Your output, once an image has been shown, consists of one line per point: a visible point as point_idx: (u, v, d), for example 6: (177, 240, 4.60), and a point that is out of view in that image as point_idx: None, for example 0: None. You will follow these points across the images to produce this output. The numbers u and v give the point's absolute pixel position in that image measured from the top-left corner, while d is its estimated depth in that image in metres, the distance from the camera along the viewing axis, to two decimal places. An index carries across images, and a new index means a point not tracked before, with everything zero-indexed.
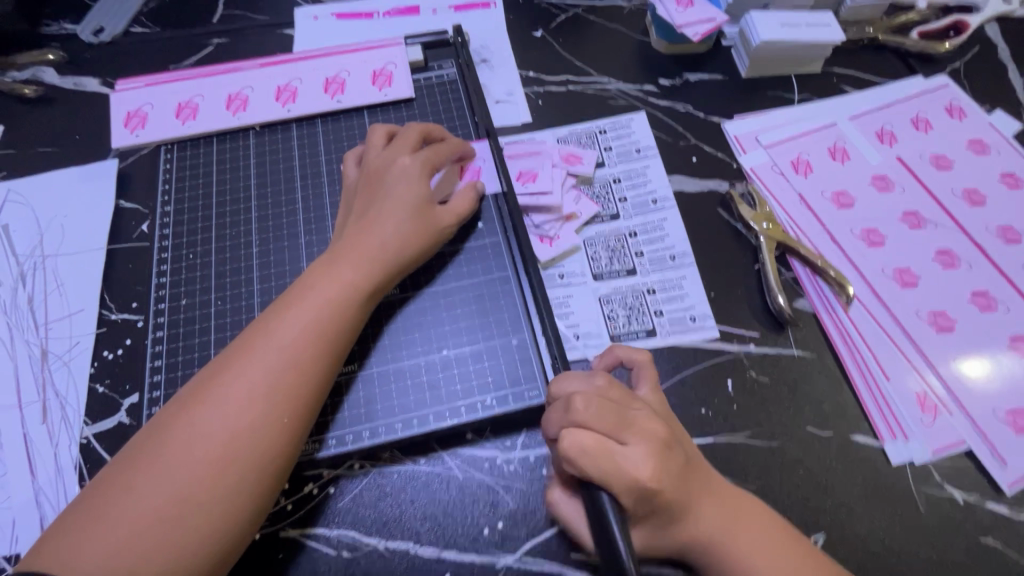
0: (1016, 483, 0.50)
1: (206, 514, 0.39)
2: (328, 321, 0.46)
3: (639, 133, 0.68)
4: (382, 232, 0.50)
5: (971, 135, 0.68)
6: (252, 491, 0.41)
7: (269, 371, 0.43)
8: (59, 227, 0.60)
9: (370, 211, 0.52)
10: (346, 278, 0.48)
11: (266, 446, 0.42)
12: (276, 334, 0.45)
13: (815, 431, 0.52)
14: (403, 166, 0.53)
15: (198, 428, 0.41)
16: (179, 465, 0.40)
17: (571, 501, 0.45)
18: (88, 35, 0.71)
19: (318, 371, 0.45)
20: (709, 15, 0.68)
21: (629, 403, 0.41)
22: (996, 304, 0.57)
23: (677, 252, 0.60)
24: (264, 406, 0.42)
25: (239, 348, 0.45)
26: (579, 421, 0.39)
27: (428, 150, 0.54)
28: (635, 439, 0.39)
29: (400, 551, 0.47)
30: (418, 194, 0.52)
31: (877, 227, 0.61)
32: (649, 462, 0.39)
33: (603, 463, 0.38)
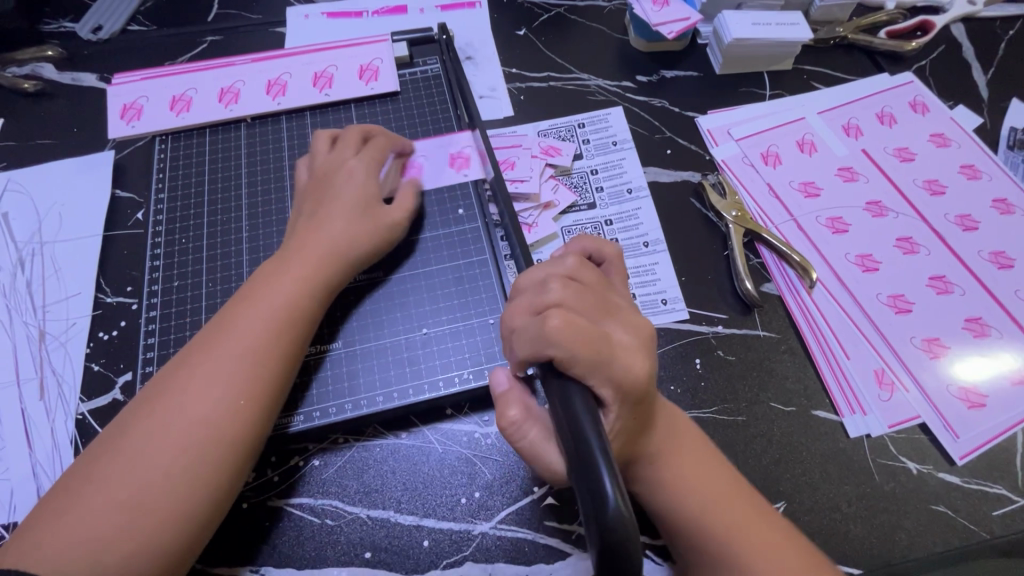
0: (967, 454, 0.53)
1: (180, 499, 0.41)
2: (285, 313, 0.49)
3: (616, 126, 0.70)
4: (331, 228, 0.53)
5: (933, 129, 0.71)
6: (224, 472, 0.43)
7: (230, 362, 0.46)
8: (57, 214, 0.63)
9: (320, 210, 0.54)
10: (300, 273, 0.50)
11: (232, 430, 0.44)
12: (232, 327, 0.47)
13: (779, 407, 0.55)
14: (350, 167, 0.56)
15: (162, 421, 0.43)
16: (143, 455, 0.42)
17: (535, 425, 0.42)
18: (87, 32, 0.73)
19: (280, 359, 0.47)
20: (683, 14, 0.71)
21: (606, 292, 0.44)
22: (953, 288, 0.60)
23: (650, 239, 0.63)
24: (221, 391, 0.44)
25: (198, 344, 0.47)
26: (558, 301, 0.40)
27: (370, 147, 0.58)
28: (620, 327, 0.42)
29: (381, 520, 0.49)
30: (365, 189, 0.55)
31: (841, 215, 0.64)
32: (636, 345, 0.41)
33: (587, 342, 0.37)
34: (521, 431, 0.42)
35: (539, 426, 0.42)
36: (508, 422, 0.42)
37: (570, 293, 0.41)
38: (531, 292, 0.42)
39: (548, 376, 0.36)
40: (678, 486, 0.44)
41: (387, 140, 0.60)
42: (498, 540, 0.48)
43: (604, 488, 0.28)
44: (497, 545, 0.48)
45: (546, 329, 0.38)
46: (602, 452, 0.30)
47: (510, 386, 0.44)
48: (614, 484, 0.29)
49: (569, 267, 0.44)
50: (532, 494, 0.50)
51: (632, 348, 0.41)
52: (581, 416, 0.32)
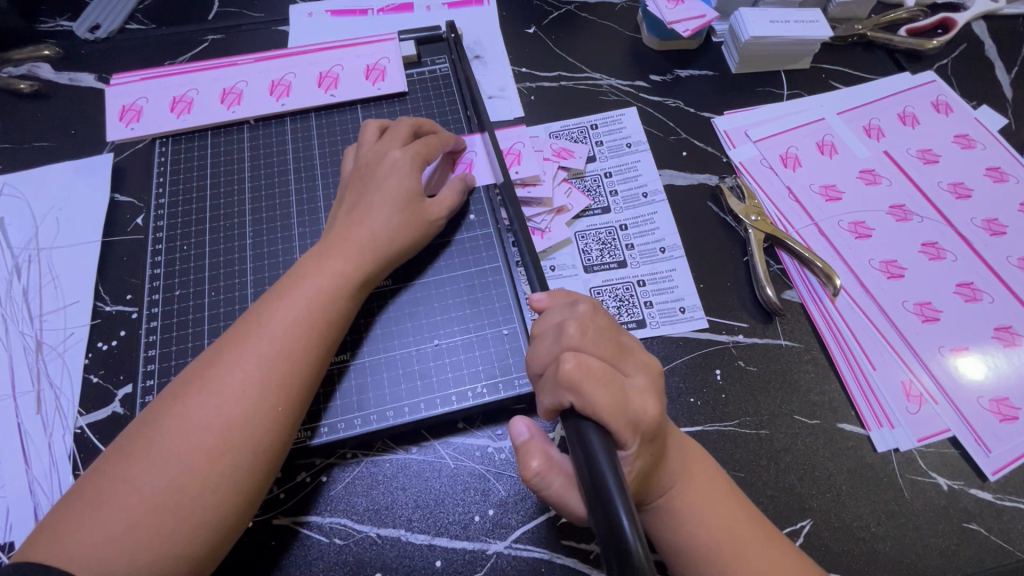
0: (999, 470, 0.51)
1: (199, 505, 0.40)
2: (318, 311, 0.47)
3: (630, 127, 0.68)
4: (372, 224, 0.51)
5: (957, 130, 0.68)
6: (245, 480, 0.42)
7: (263, 361, 0.44)
8: (55, 220, 0.61)
9: (361, 202, 0.52)
10: (338, 269, 0.49)
11: (258, 435, 0.42)
12: (269, 324, 0.45)
13: (803, 419, 0.53)
14: (393, 159, 0.53)
15: (190, 419, 0.42)
16: (175, 452, 0.40)
17: (560, 473, 0.38)
18: (84, 31, 0.71)
19: (311, 362, 0.46)
20: (699, 11, 0.69)
21: (619, 331, 0.42)
22: (981, 295, 0.58)
23: (667, 244, 0.61)
24: (257, 393, 0.43)
25: (232, 339, 0.45)
26: (575, 343, 0.38)
27: (418, 142, 0.55)
28: (634, 367, 0.40)
29: (391, 538, 0.47)
30: (409, 185, 0.53)
31: (865, 220, 0.62)
32: (650, 387, 0.39)
33: (606, 387, 0.36)
34: (545, 481, 0.38)
35: (563, 474, 0.38)
36: (530, 474, 0.38)
37: (585, 335, 0.39)
38: (549, 337, 0.40)
39: (563, 421, 0.36)
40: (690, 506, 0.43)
41: (437, 134, 0.58)
42: (513, 560, 0.47)
43: (621, 526, 0.28)
44: (512, 565, 0.46)
45: (565, 376, 0.36)
46: (619, 493, 0.29)
47: (531, 434, 0.40)
48: (631, 526, 0.28)
49: (581, 313, 0.41)
50: (547, 512, 0.48)
51: (649, 390, 0.39)
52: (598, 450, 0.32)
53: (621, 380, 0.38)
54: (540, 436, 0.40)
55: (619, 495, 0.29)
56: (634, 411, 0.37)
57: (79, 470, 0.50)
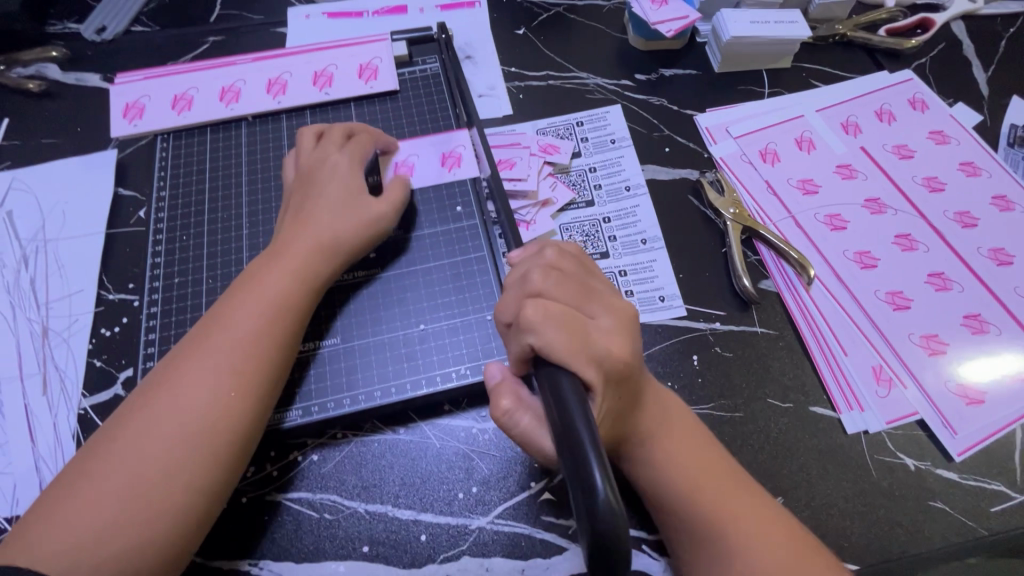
0: (965, 450, 0.52)
1: (169, 492, 0.42)
2: (278, 307, 0.49)
3: (615, 124, 0.71)
4: (322, 223, 0.53)
5: (932, 126, 0.71)
6: (214, 467, 0.44)
7: (223, 356, 0.46)
8: (61, 213, 0.64)
9: (307, 203, 0.55)
10: (296, 267, 0.51)
11: (222, 423, 0.45)
12: (228, 322, 0.48)
13: (776, 403, 0.55)
14: (333, 163, 0.56)
15: (157, 413, 0.44)
16: (144, 445, 0.43)
17: (528, 412, 0.41)
18: (91, 33, 0.74)
19: (272, 354, 0.48)
20: (682, 12, 0.72)
21: (587, 278, 0.45)
22: (951, 285, 0.60)
23: (648, 236, 0.63)
24: (220, 383, 0.45)
25: (194, 338, 0.48)
26: (537, 290, 0.42)
27: (353, 143, 0.58)
28: (600, 311, 0.43)
29: (379, 513, 0.49)
30: (350, 182, 0.56)
31: (840, 212, 0.64)
32: (617, 328, 0.42)
33: (566, 332, 0.38)
34: (514, 420, 0.40)
35: (532, 413, 0.41)
36: (501, 413, 0.41)
37: (548, 282, 0.42)
38: (517, 286, 0.43)
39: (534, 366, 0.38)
40: (670, 466, 0.44)
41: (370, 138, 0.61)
42: (495, 535, 0.49)
43: (592, 482, 0.29)
44: (494, 540, 0.49)
45: (526, 320, 0.39)
46: (591, 442, 0.31)
47: (504, 376, 0.42)
48: (603, 479, 0.29)
49: (549, 257, 0.45)
50: (529, 489, 0.50)
51: (613, 331, 0.41)
52: (569, 405, 0.33)
53: (586, 324, 0.40)
54: (512, 380, 0.42)
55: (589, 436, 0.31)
56: (600, 354, 0.39)
57: (82, 448, 0.52)
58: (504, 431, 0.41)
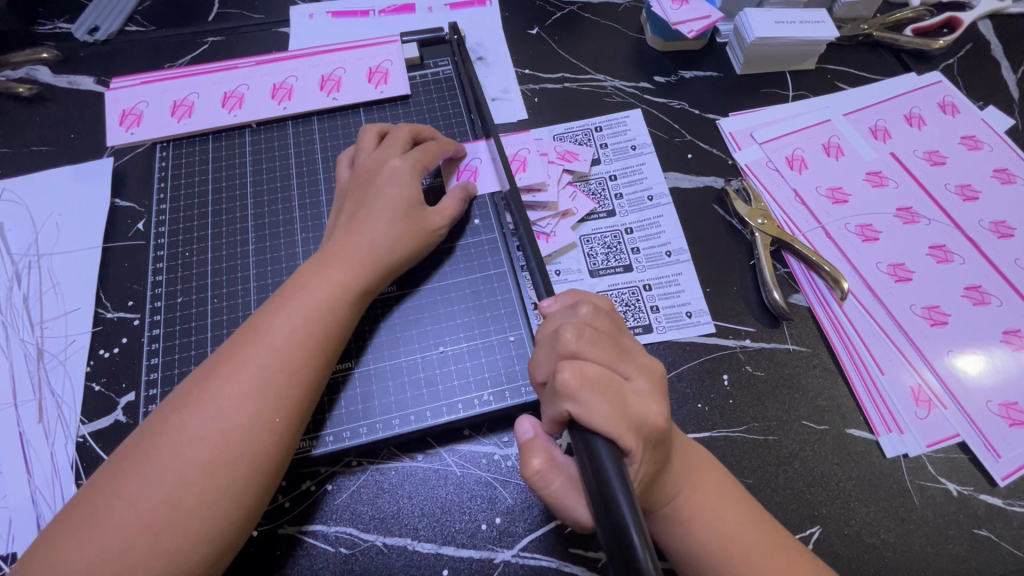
0: (1010, 474, 0.50)
1: (194, 518, 0.39)
2: (317, 323, 0.46)
3: (635, 130, 0.68)
4: (373, 234, 0.50)
5: (963, 131, 0.68)
6: (243, 494, 0.41)
7: (261, 374, 0.43)
8: (54, 226, 0.60)
9: (361, 211, 0.52)
10: (337, 278, 0.48)
11: (256, 448, 0.42)
12: (267, 336, 0.45)
13: (811, 425, 0.52)
14: (393, 167, 0.53)
15: (185, 431, 0.41)
16: (170, 466, 0.40)
17: (560, 474, 0.38)
18: (83, 33, 0.71)
19: (309, 374, 0.45)
20: (704, 11, 0.69)
21: (619, 335, 0.42)
22: (989, 299, 0.57)
23: (673, 248, 0.61)
24: (255, 406, 0.42)
25: (230, 350, 0.45)
26: (572, 350, 0.38)
27: (418, 150, 0.55)
28: (634, 371, 0.40)
29: (397, 548, 0.47)
30: (407, 194, 0.53)
31: (872, 222, 0.62)
32: (652, 391, 0.39)
33: (606, 397, 0.36)
34: (545, 481, 0.38)
35: (564, 475, 0.38)
36: (531, 473, 0.38)
37: (582, 340, 0.38)
38: (548, 345, 0.40)
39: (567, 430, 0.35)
40: (697, 521, 0.42)
41: (437, 141, 0.57)
42: (521, 569, 0.46)
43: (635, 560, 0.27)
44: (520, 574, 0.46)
45: (563, 385, 0.36)
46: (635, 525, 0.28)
47: (536, 433, 0.40)
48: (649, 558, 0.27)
49: (584, 316, 0.42)
50: (555, 520, 0.48)
51: (650, 394, 0.38)
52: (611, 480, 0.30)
53: (622, 387, 0.37)
54: (544, 438, 0.40)
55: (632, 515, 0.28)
56: (635, 417, 0.36)
57: (82, 479, 0.49)
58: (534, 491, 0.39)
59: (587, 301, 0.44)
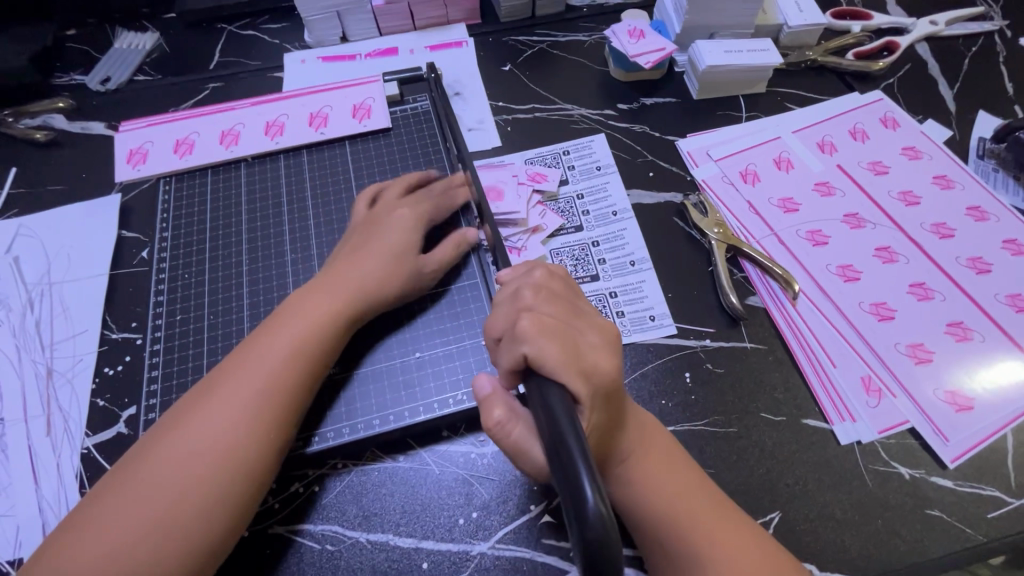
0: (958, 457, 0.53)
1: (190, 522, 0.43)
2: (310, 343, 0.51)
3: (600, 152, 0.73)
4: (366, 270, 0.55)
5: (904, 143, 0.74)
6: (234, 504, 0.44)
7: (255, 389, 0.48)
8: (66, 257, 0.65)
9: (359, 247, 0.57)
10: (325, 304, 0.53)
11: (244, 465, 0.45)
12: (263, 353, 0.50)
13: (769, 417, 0.56)
14: (398, 215, 0.60)
15: (184, 439, 0.45)
16: (171, 472, 0.44)
17: (519, 423, 0.42)
18: (96, 83, 0.78)
19: (298, 389, 0.49)
20: (659, 44, 0.76)
21: (574, 299, 0.48)
22: (934, 294, 0.61)
23: (636, 258, 0.65)
24: (248, 418, 0.46)
25: (231, 365, 0.49)
26: (530, 306, 0.45)
27: (421, 203, 0.61)
28: (587, 328, 0.45)
29: (380, 543, 0.50)
30: (402, 240, 0.58)
31: (821, 228, 0.66)
32: (603, 346, 0.44)
33: (559, 340, 0.41)
34: (505, 430, 0.42)
35: (523, 424, 0.42)
36: (492, 421, 0.43)
37: (538, 297, 0.46)
38: (506, 305, 0.46)
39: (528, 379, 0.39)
40: (682, 525, 0.45)
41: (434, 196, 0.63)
42: (496, 561, 0.49)
43: (583, 489, 0.29)
44: (495, 566, 0.49)
45: (522, 331, 0.42)
46: (581, 453, 0.31)
47: (494, 389, 0.45)
48: (594, 487, 0.29)
49: (537, 278, 0.48)
50: (529, 512, 0.50)
51: (600, 347, 0.44)
52: (562, 421, 0.33)
53: (575, 338, 0.43)
54: (503, 392, 0.45)
55: (579, 445, 0.31)
56: (588, 362, 0.41)
57: (85, 488, 0.52)
58: (496, 442, 0.43)
59: (542, 266, 0.51)
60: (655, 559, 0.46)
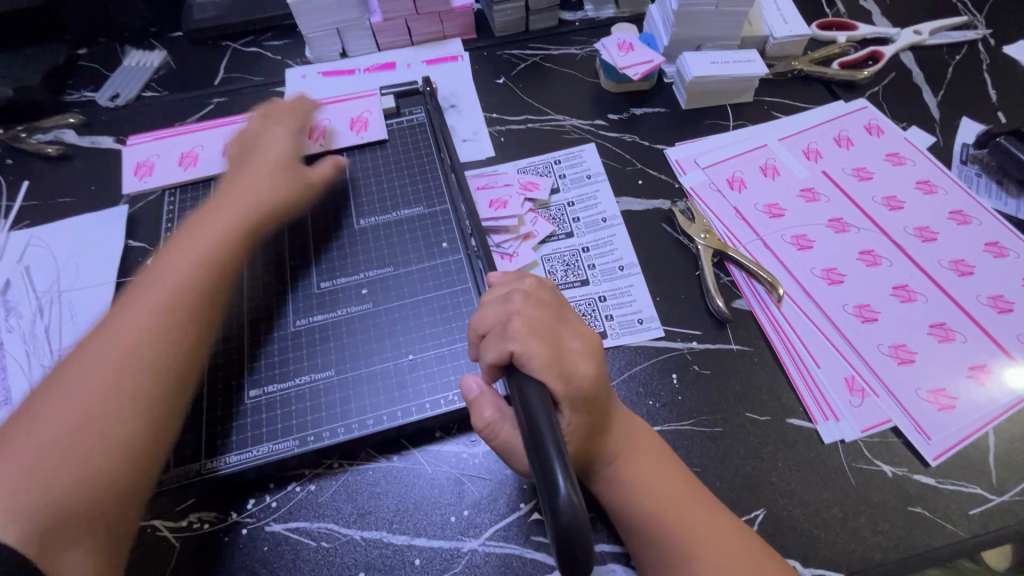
0: (939, 455, 0.54)
1: (109, 420, 0.45)
2: (213, 248, 0.56)
3: (590, 161, 0.76)
4: (259, 185, 0.62)
5: (888, 149, 0.75)
6: (152, 399, 0.48)
7: (158, 296, 0.52)
8: (75, 266, 0.68)
9: (242, 170, 0.64)
10: (220, 227, 0.58)
11: (159, 360, 0.49)
12: (167, 266, 0.54)
13: (754, 416, 0.57)
14: (272, 133, 0.68)
15: (93, 354, 0.48)
16: (84, 381, 0.46)
17: (508, 424, 0.45)
18: (105, 99, 0.81)
19: (205, 288, 0.54)
20: (647, 57, 0.79)
21: (562, 306, 0.50)
22: (916, 296, 0.63)
23: (625, 263, 0.67)
24: (156, 319, 0.50)
25: (135, 287, 0.53)
26: (519, 308, 0.47)
27: (287, 117, 0.71)
28: (572, 335, 0.47)
29: (374, 540, 0.51)
30: (284, 152, 0.66)
31: (806, 233, 0.68)
32: (586, 351, 0.46)
33: (545, 345, 0.44)
34: (494, 431, 0.45)
35: (510, 424, 0.45)
36: (483, 422, 0.45)
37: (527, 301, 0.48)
38: (496, 305, 0.48)
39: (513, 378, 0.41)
40: (667, 524, 0.46)
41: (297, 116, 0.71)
42: (486, 557, 0.50)
43: (557, 485, 0.31)
44: (485, 562, 0.50)
45: (513, 331, 0.44)
46: (557, 450, 0.33)
47: (481, 390, 0.47)
48: (568, 482, 0.31)
49: (528, 286, 0.51)
50: (518, 510, 0.52)
51: (582, 353, 0.46)
52: (539, 419, 0.35)
53: (561, 344, 0.45)
54: (490, 392, 0.47)
55: (554, 443, 0.33)
56: (571, 368, 0.44)
57: None
58: (488, 442, 0.46)
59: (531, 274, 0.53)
60: (642, 560, 0.47)
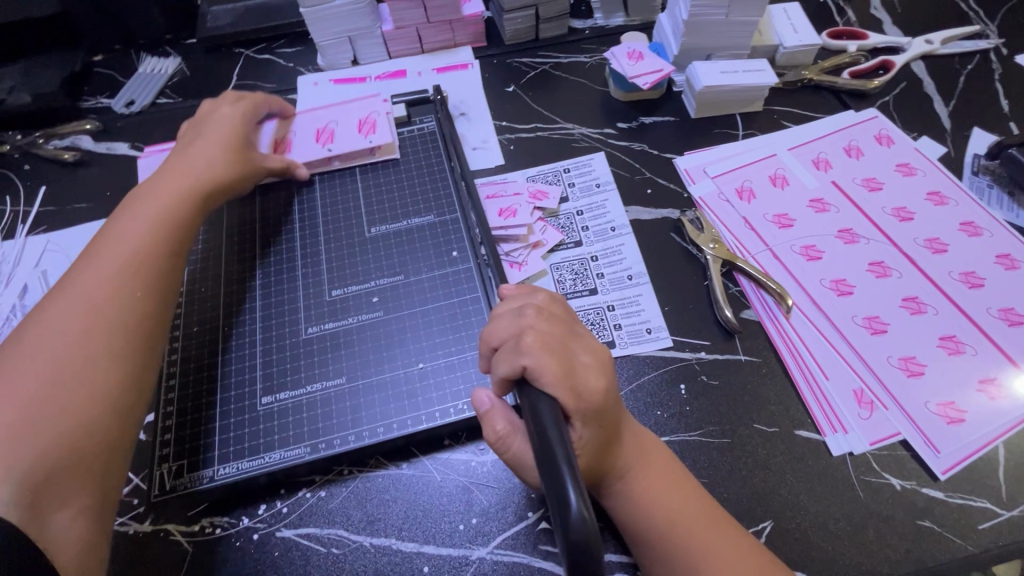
0: (949, 469, 0.54)
1: (82, 376, 0.49)
2: (166, 216, 0.59)
3: (599, 170, 0.76)
4: (208, 156, 0.65)
5: (898, 160, 0.75)
6: (122, 352, 0.51)
7: (118, 258, 0.55)
8: None
9: (192, 144, 0.67)
10: (171, 196, 0.61)
11: (126, 318, 0.52)
12: (121, 232, 0.57)
13: (762, 428, 0.57)
14: (221, 113, 0.70)
15: (56, 317, 0.51)
16: (51, 342, 0.49)
17: (520, 437, 0.46)
18: (121, 106, 0.83)
19: (161, 252, 0.57)
20: (657, 66, 0.79)
21: (572, 321, 0.51)
22: (926, 308, 0.62)
23: (633, 272, 0.67)
24: (118, 281, 0.54)
25: (90, 252, 0.56)
26: (529, 322, 0.47)
27: (246, 102, 0.73)
28: (583, 349, 0.47)
29: (383, 547, 0.52)
30: (232, 129, 0.69)
31: (815, 243, 0.68)
32: (595, 365, 0.47)
33: (556, 359, 0.44)
34: (506, 444, 0.46)
35: (522, 437, 0.46)
36: (495, 434, 0.46)
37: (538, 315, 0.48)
38: (507, 318, 0.49)
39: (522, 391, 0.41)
40: (677, 534, 0.47)
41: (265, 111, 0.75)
42: (494, 565, 0.50)
43: (567, 498, 0.31)
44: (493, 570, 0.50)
45: (525, 344, 0.45)
46: (567, 464, 0.33)
47: (493, 404, 0.48)
48: (578, 496, 0.31)
49: (540, 300, 0.51)
50: (526, 519, 0.52)
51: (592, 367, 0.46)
52: (549, 433, 0.35)
53: (571, 358, 0.46)
54: (501, 406, 0.48)
55: (564, 455, 0.34)
56: (582, 382, 0.44)
57: None
58: (499, 454, 0.47)
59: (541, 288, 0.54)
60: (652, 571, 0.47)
